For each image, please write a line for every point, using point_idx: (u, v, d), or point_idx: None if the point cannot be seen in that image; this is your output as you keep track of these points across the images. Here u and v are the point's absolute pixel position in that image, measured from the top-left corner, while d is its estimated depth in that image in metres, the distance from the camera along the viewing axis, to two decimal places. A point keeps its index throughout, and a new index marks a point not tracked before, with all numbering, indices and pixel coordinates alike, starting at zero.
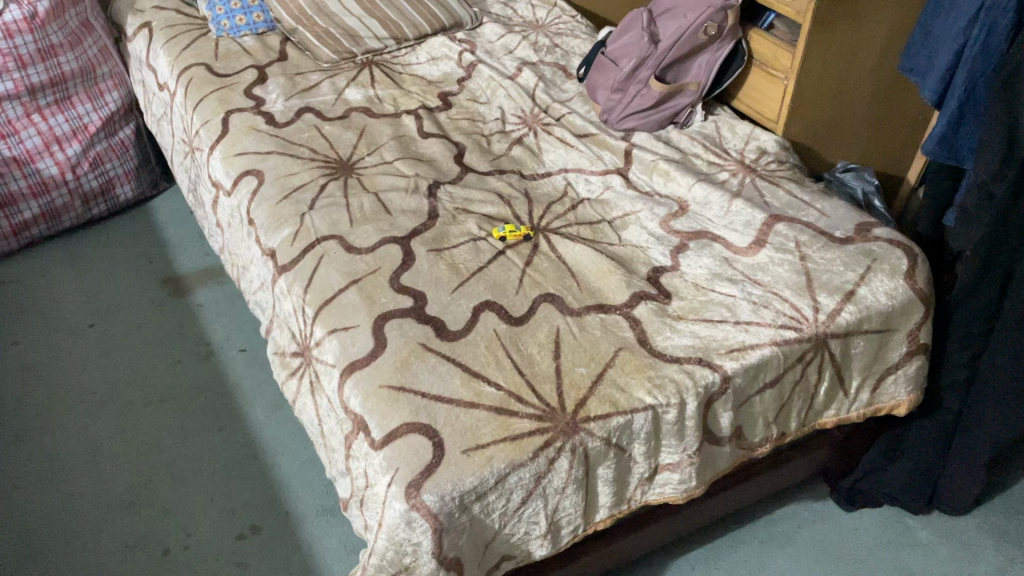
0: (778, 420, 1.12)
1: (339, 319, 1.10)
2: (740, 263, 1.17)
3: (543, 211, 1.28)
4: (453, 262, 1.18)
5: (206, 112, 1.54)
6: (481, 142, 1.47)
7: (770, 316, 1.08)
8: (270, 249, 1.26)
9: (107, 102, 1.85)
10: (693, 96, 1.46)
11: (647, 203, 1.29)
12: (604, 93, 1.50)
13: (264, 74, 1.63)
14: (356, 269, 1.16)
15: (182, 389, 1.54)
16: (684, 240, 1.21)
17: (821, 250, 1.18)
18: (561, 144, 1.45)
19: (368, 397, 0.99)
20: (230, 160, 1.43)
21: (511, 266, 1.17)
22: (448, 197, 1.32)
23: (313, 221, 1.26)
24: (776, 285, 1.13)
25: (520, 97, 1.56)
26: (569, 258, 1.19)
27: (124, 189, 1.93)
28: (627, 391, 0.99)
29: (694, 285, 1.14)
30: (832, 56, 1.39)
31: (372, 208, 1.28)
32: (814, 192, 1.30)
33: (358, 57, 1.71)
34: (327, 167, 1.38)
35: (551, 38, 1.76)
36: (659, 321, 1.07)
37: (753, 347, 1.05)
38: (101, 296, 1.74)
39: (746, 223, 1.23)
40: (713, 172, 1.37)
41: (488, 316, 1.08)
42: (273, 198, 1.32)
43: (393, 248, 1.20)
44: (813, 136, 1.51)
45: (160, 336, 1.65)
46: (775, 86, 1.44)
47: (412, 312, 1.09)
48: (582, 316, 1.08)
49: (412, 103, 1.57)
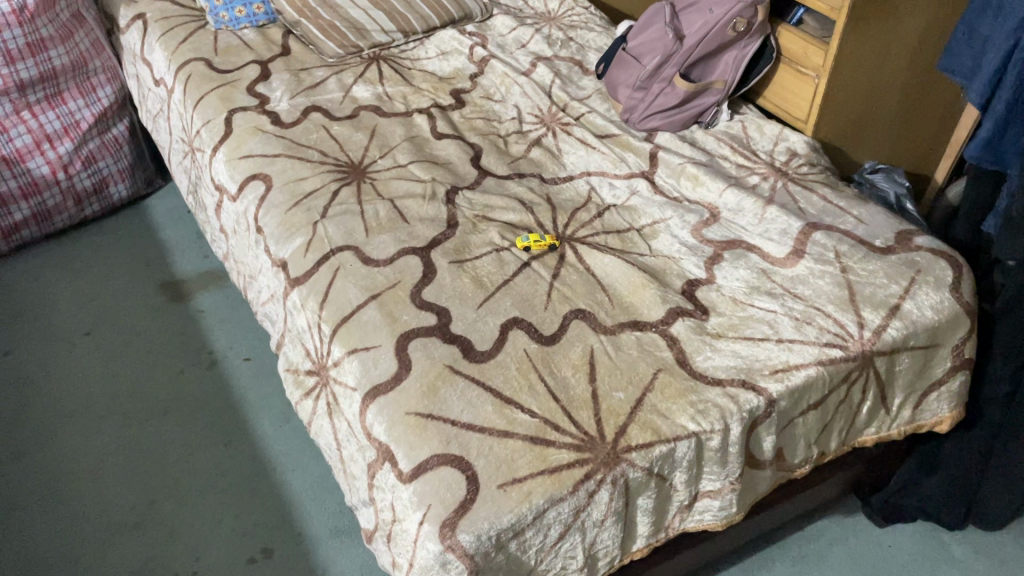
0: (820, 441, 1.07)
1: (359, 339, 1.04)
2: (778, 275, 1.11)
3: (567, 218, 1.22)
4: (477, 275, 1.12)
5: (207, 111, 1.47)
6: (497, 143, 1.41)
7: (814, 334, 1.03)
8: (282, 259, 1.20)
9: (99, 97, 1.77)
10: (719, 94, 1.40)
11: (677, 210, 1.23)
12: (625, 91, 1.43)
13: (267, 70, 1.56)
14: (375, 283, 1.10)
15: (185, 401, 1.48)
16: (718, 250, 1.16)
17: (863, 261, 1.12)
18: (582, 145, 1.39)
19: (393, 425, 0.94)
20: (235, 163, 1.36)
21: (538, 280, 1.11)
22: (467, 203, 1.26)
23: (326, 231, 1.19)
24: (818, 299, 1.08)
25: (536, 95, 1.50)
26: (598, 270, 1.13)
27: (118, 188, 1.85)
28: (669, 417, 0.93)
29: (732, 299, 1.08)
30: (865, 54, 1.33)
31: (388, 216, 1.22)
32: (849, 197, 1.25)
33: (364, 52, 1.63)
34: (339, 171, 1.31)
35: (565, 32, 1.69)
36: (698, 340, 1.02)
37: (798, 367, 0.99)
38: (97, 303, 1.67)
39: (782, 231, 1.17)
40: (742, 175, 1.31)
41: (517, 335, 1.02)
42: (283, 205, 1.25)
43: (412, 259, 1.14)
44: (843, 136, 1.45)
45: (161, 344, 1.58)
46: (805, 84, 1.38)
47: (437, 330, 1.03)
48: (617, 334, 1.03)
49: (423, 100, 1.50)
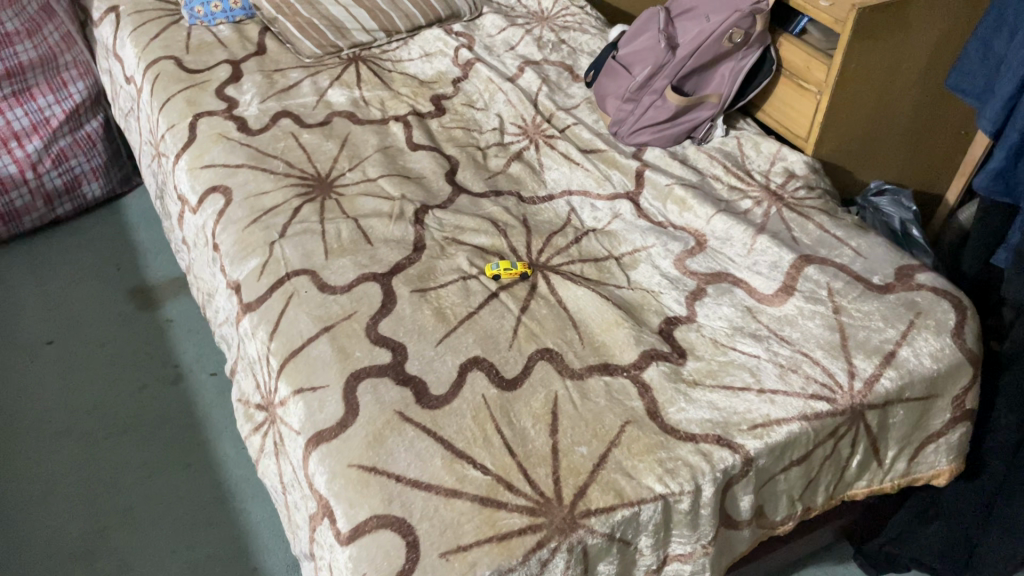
0: (804, 497, 0.98)
1: (307, 377, 0.96)
2: (765, 315, 1.03)
3: (542, 244, 1.14)
4: (440, 307, 1.04)
5: (172, 114, 1.39)
6: (476, 156, 1.32)
7: (800, 384, 0.95)
8: (236, 281, 1.12)
9: (70, 93, 1.70)
10: (714, 108, 1.31)
11: (660, 237, 1.14)
12: (614, 103, 1.35)
13: (239, 70, 1.48)
14: (329, 313, 1.03)
15: (146, 418, 1.41)
16: (701, 283, 1.07)
17: (858, 301, 1.04)
18: (565, 160, 1.30)
19: (335, 477, 0.87)
20: (196, 173, 1.28)
21: (505, 314, 1.03)
22: (437, 224, 1.17)
23: (284, 252, 1.12)
24: (805, 343, 0.99)
25: (521, 104, 1.41)
26: (570, 304, 1.05)
27: (92, 188, 1.78)
28: (634, 477, 0.85)
29: (713, 341, 1.00)
30: (871, 69, 1.24)
31: (350, 237, 1.14)
32: (848, 226, 1.16)
33: (344, 52, 1.55)
34: (303, 184, 1.23)
35: (557, 34, 1.60)
36: (672, 389, 0.93)
37: (779, 422, 0.91)
38: (63, 309, 1.60)
39: (772, 264, 1.09)
40: (734, 199, 1.22)
41: (476, 377, 0.95)
42: (241, 221, 1.18)
43: (371, 287, 1.06)
44: (847, 155, 1.36)
45: (125, 357, 1.51)
46: (806, 100, 1.29)
47: (390, 370, 0.95)
48: (584, 379, 0.95)
49: (401, 107, 1.42)
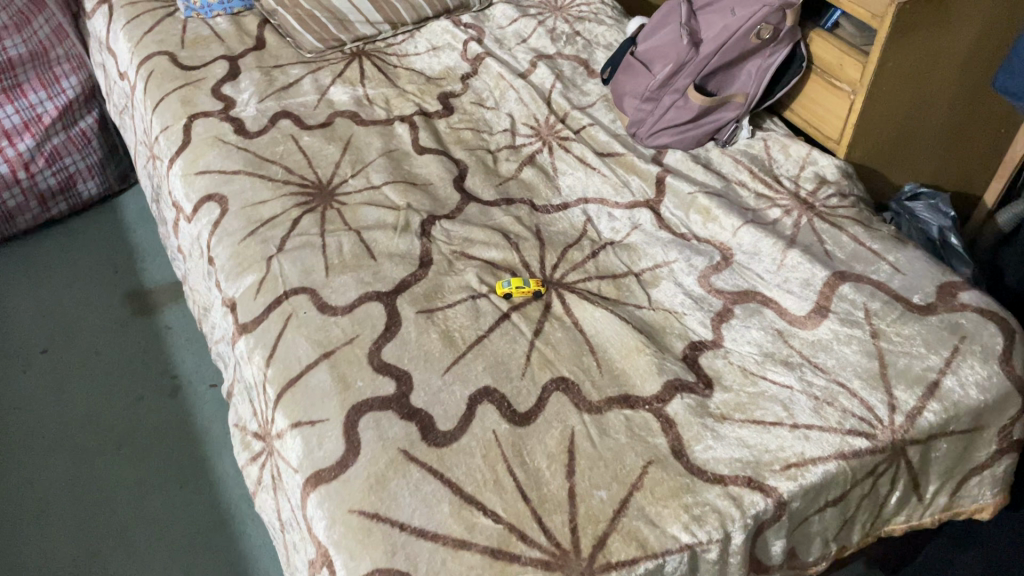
0: (840, 536, 0.92)
1: (305, 409, 0.90)
2: (797, 339, 0.96)
3: (557, 258, 1.07)
4: (447, 329, 0.97)
5: (166, 115, 1.32)
6: (486, 160, 1.25)
7: (836, 418, 0.88)
8: (231, 299, 1.06)
9: (63, 89, 1.63)
10: (740, 108, 1.23)
11: (683, 250, 1.07)
12: (632, 102, 1.27)
13: (236, 67, 1.40)
14: (329, 337, 0.96)
15: (143, 433, 1.35)
16: (728, 303, 1.00)
17: (897, 324, 0.96)
18: (580, 164, 1.22)
19: (334, 523, 0.80)
20: (191, 180, 1.21)
21: (517, 338, 0.96)
22: (445, 236, 1.10)
23: (281, 267, 1.05)
24: (842, 372, 0.92)
25: (533, 102, 1.33)
26: (587, 326, 0.97)
27: (87, 186, 1.72)
28: (658, 526, 0.79)
29: (741, 369, 0.92)
30: (909, 67, 1.15)
31: (352, 251, 1.07)
32: (884, 238, 1.08)
33: (347, 46, 1.47)
34: (303, 193, 1.16)
35: (571, 25, 1.52)
36: (698, 425, 0.86)
37: (815, 461, 0.84)
38: (58, 315, 1.54)
39: (804, 282, 1.01)
40: (761, 207, 1.14)
41: (486, 411, 0.88)
42: (237, 233, 1.11)
43: (374, 308, 0.99)
44: (882, 157, 1.27)
45: (122, 367, 1.45)
46: (839, 99, 1.20)
47: (394, 402, 0.89)
48: (603, 413, 0.88)
49: (407, 105, 1.34)
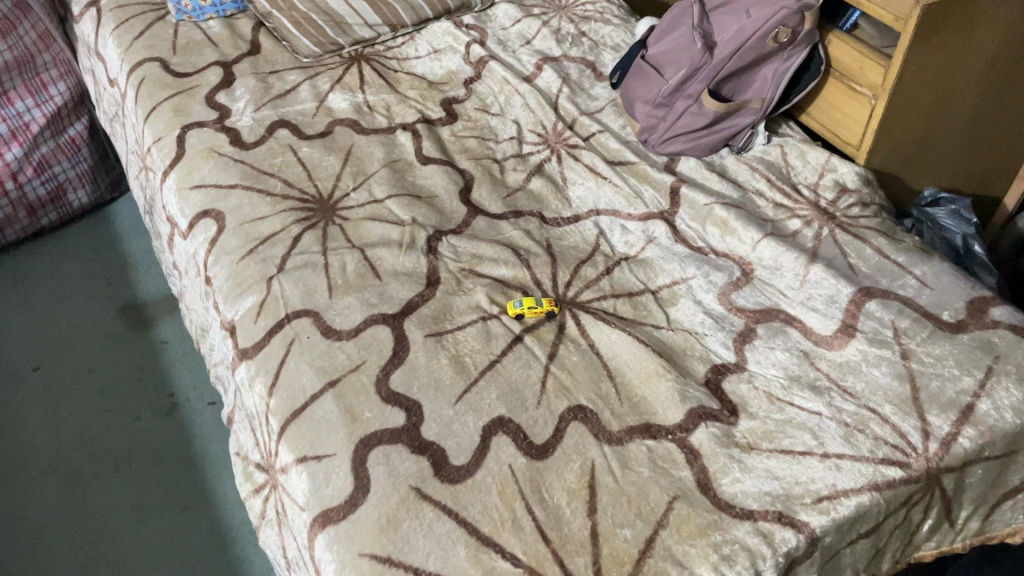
0: (870, 567, 0.88)
1: (311, 442, 0.85)
2: (824, 360, 0.92)
3: (570, 275, 1.03)
4: (457, 354, 0.93)
5: (159, 125, 1.27)
6: (492, 169, 1.20)
7: (868, 446, 0.84)
8: (231, 322, 1.01)
9: (51, 96, 1.57)
10: (756, 114, 1.18)
11: (702, 266, 1.03)
12: (643, 108, 1.22)
13: (230, 73, 1.35)
14: (334, 364, 0.92)
15: (139, 455, 1.31)
16: (750, 323, 0.96)
17: (927, 343, 0.92)
18: (590, 174, 1.18)
19: (344, 568, 0.76)
20: (185, 194, 1.16)
21: (531, 362, 0.92)
22: (452, 253, 1.06)
23: (282, 289, 1.00)
24: (872, 397, 0.88)
25: (540, 108, 1.29)
26: (604, 349, 0.93)
27: (78, 195, 1.67)
28: (686, 567, 0.74)
29: (767, 395, 0.88)
30: (933, 70, 1.11)
31: (356, 271, 1.02)
32: (910, 250, 1.04)
33: (345, 50, 1.42)
34: (303, 207, 1.11)
35: (577, 25, 1.47)
36: (724, 456, 0.82)
37: (847, 494, 0.80)
38: (49, 330, 1.49)
39: (829, 299, 0.97)
40: (780, 218, 1.10)
41: (501, 443, 0.83)
42: (235, 252, 1.06)
43: (380, 332, 0.95)
44: (903, 163, 1.23)
45: (117, 385, 1.41)
46: (859, 104, 1.16)
47: (404, 434, 0.84)
48: (624, 444, 0.84)
49: (408, 112, 1.29)
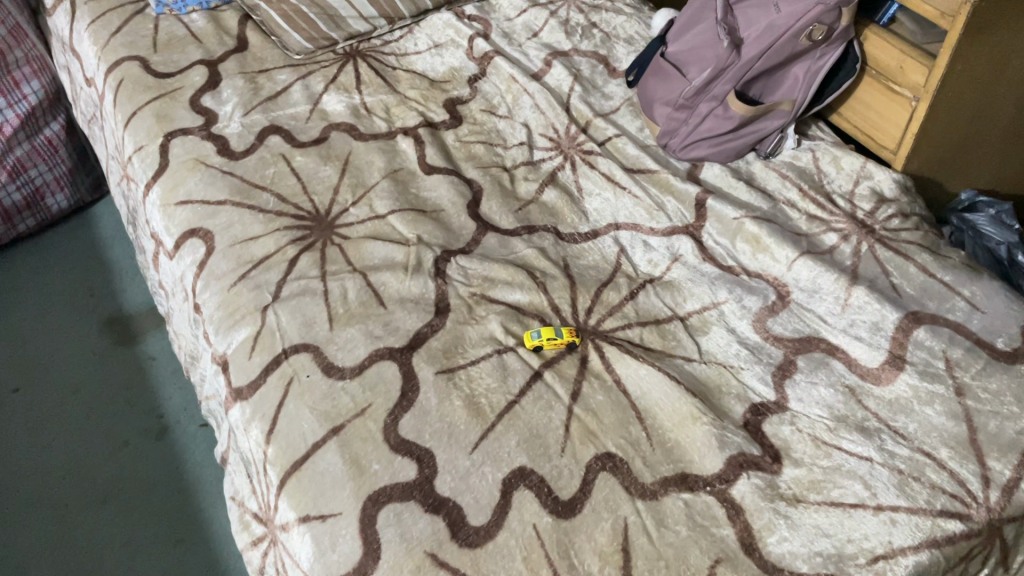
0: None
1: (314, 499, 0.78)
2: (872, 398, 0.84)
3: (590, 300, 0.95)
4: (471, 395, 0.85)
5: (140, 132, 1.18)
6: (502, 179, 1.12)
7: (925, 496, 0.76)
8: (223, 357, 0.93)
9: (25, 94, 1.47)
10: (786, 117, 1.10)
11: (734, 289, 0.95)
12: (662, 110, 1.13)
13: (216, 73, 1.25)
14: (337, 408, 0.84)
15: (129, 484, 1.23)
16: (789, 354, 0.88)
17: (982, 377, 0.85)
18: (608, 183, 1.09)
19: None
20: (171, 211, 1.07)
21: (553, 403, 0.84)
22: (463, 276, 0.98)
23: (278, 320, 0.92)
24: (926, 439, 0.80)
25: (551, 109, 1.20)
26: (631, 386, 0.86)
27: (56, 199, 1.58)
28: None
29: (812, 438, 0.81)
30: (980, 70, 1.02)
31: (358, 298, 0.94)
32: (957, 266, 0.96)
33: (339, 46, 1.32)
34: (299, 225, 1.03)
35: (587, 15, 1.38)
36: (769, 511, 0.75)
37: (903, 552, 0.72)
38: (30, 348, 1.40)
39: (873, 327, 0.90)
40: (815, 231, 1.02)
41: (524, 500, 0.76)
42: (226, 277, 0.98)
43: (386, 369, 0.87)
44: (940, 166, 1.14)
45: (103, 407, 1.33)
46: (898, 106, 1.07)
47: (416, 490, 0.77)
48: (659, 499, 0.76)
49: (409, 115, 1.21)
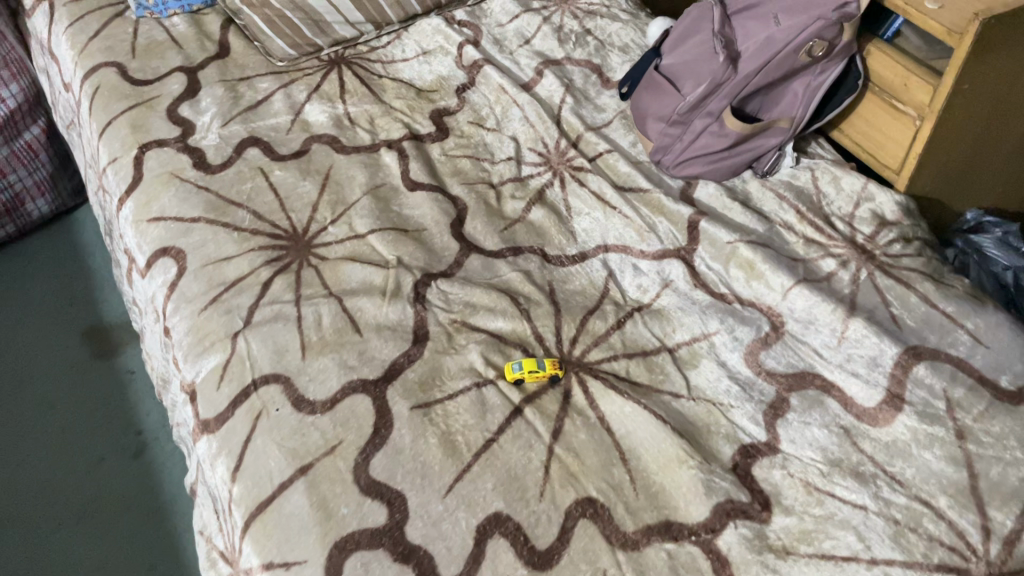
0: None
1: (279, 545, 0.74)
2: (867, 440, 0.80)
3: (575, 330, 0.90)
4: (447, 432, 0.81)
5: (114, 143, 1.13)
6: (488, 196, 1.07)
7: (922, 549, 0.72)
8: (192, 386, 0.89)
9: (4, 98, 1.42)
10: (784, 134, 1.05)
11: (726, 318, 0.91)
12: (656, 125, 1.09)
13: (195, 81, 1.21)
14: (306, 446, 0.80)
15: (105, 504, 1.20)
16: (782, 391, 0.84)
17: (984, 419, 0.80)
18: (598, 202, 1.05)
19: None
20: (143, 228, 1.03)
21: (533, 442, 0.80)
22: (443, 301, 0.94)
23: (249, 348, 0.88)
24: (924, 486, 0.76)
25: (541, 122, 1.16)
26: (616, 424, 0.82)
27: (37, 204, 1.54)
28: None
29: (804, 484, 0.77)
30: (988, 89, 0.97)
31: (333, 325, 0.90)
32: (960, 296, 0.92)
33: (324, 52, 1.28)
34: (275, 245, 0.99)
35: (581, 21, 1.33)
36: (757, 565, 0.71)
37: None
38: (6, 359, 1.37)
39: (870, 362, 0.86)
40: (812, 257, 0.98)
41: (499, 549, 0.72)
42: (197, 300, 0.94)
43: (359, 403, 0.83)
44: (945, 186, 1.09)
45: (80, 422, 1.29)
46: (901, 124, 1.03)
47: (385, 537, 0.73)
48: (641, 549, 0.72)
49: (394, 126, 1.16)
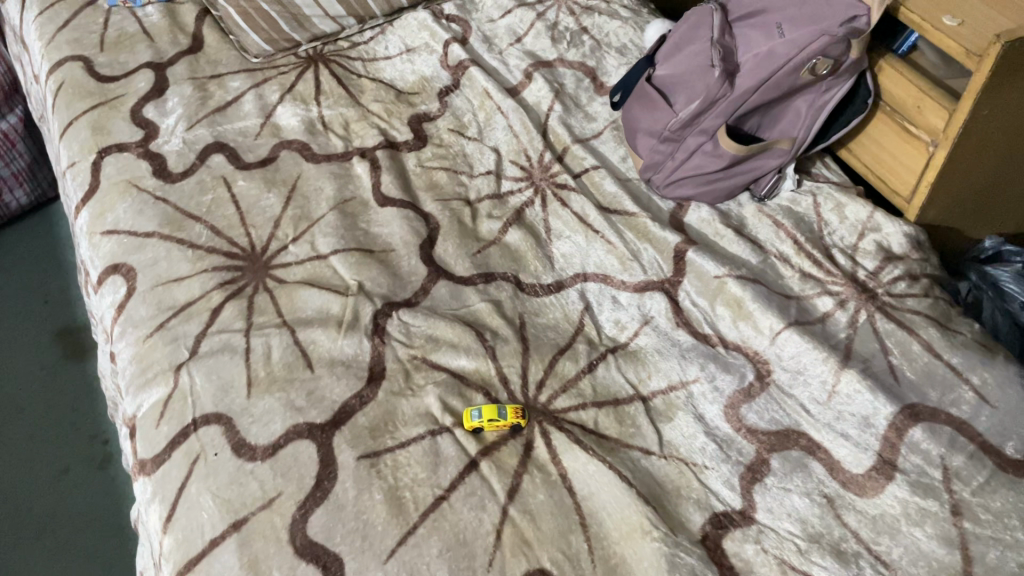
0: None
1: None
2: (852, 513, 0.73)
3: (543, 372, 0.84)
4: (394, 487, 0.75)
5: (74, 145, 1.07)
6: (463, 214, 1.00)
7: None
8: (133, 420, 0.83)
9: None
10: (785, 156, 0.97)
11: (707, 364, 0.84)
12: (646, 141, 1.01)
13: (164, 78, 1.14)
14: (242, 497, 0.74)
15: (66, 517, 1.15)
16: (762, 451, 0.78)
17: (984, 493, 0.72)
18: (580, 225, 0.98)
19: None
20: (96, 241, 0.97)
21: (485, 502, 0.74)
22: (404, 334, 0.87)
23: (192, 383, 0.82)
24: (912, 569, 0.69)
25: (526, 133, 1.08)
26: (578, 484, 0.75)
27: (15, 195, 1.49)
28: None
29: (779, 561, 0.70)
30: (1012, 116, 0.87)
31: (283, 359, 0.84)
32: (968, 345, 0.83)
33: (302, 48, 1.21)
34: (230, 265, 0.93)
35: (577, 18, 1.25)
36: None
37: None
38: None
39: (862, 422, 0.78)
40: (807, 294, 0.90)
41: None
42: (144, 325, 0.88)
43: (303, 450, 0.77)
44: (962, 213, 1.00)
45: (45, 430, 1.25)
46: (913, 149, 0.94)
47: None
48: None
49: (368, 132, 1.09)
